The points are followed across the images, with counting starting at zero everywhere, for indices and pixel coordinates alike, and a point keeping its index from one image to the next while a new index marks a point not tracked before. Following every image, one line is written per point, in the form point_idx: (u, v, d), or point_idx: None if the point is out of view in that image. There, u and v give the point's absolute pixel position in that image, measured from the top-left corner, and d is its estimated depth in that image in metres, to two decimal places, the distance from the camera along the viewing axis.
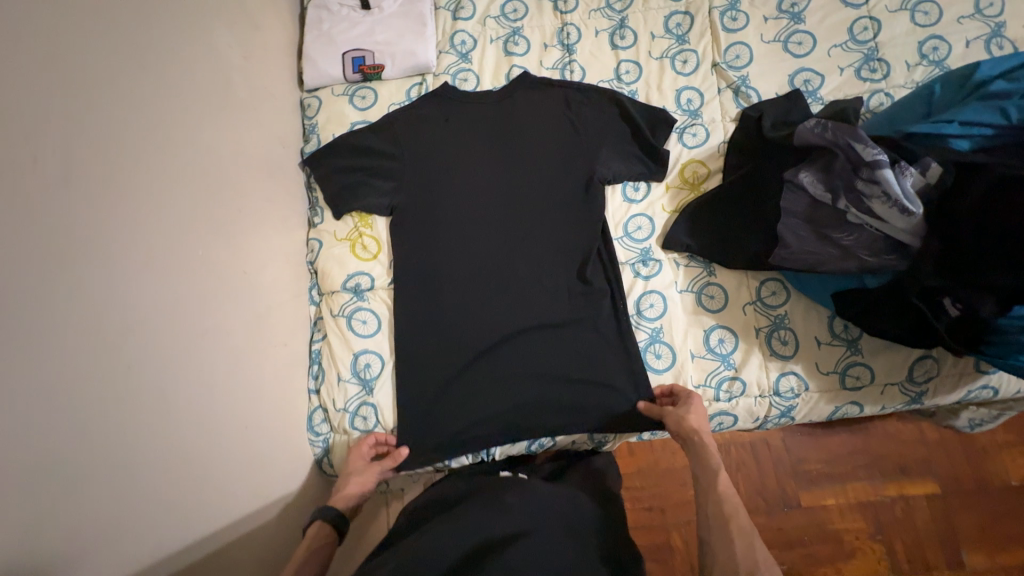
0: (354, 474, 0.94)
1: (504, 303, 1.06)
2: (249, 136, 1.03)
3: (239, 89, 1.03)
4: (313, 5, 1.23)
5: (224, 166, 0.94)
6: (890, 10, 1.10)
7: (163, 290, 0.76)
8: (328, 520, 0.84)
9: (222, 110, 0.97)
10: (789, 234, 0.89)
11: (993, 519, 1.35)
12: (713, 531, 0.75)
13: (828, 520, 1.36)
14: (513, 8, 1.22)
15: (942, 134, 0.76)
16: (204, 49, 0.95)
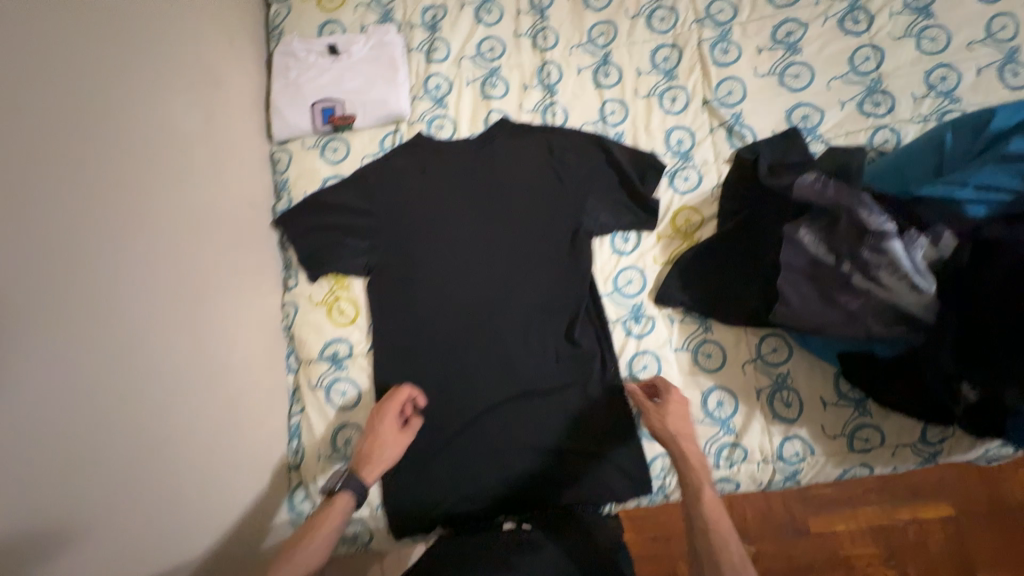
0: (381, 441, 0.89)
1: (491, 368, 1.00)
2: (215, 203, 0.97)
3: (203, 154, 0.97)
4: (279, 52, 1.17)
5: (187, 242, 0.89)
6: (893, 37, 1.03)
7: (119, 401, 0.71)
8: (354, 493, 0.83)
9: (182, 182, 0.91)
10: (791, 291, 0.82)
11: (1013, 541, 1.26)
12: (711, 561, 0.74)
13: (839, 546, 1.29)
14: (490, 46, 1.15)
15: (955, 197, 0.70)
16: (161, 119, 0.88)
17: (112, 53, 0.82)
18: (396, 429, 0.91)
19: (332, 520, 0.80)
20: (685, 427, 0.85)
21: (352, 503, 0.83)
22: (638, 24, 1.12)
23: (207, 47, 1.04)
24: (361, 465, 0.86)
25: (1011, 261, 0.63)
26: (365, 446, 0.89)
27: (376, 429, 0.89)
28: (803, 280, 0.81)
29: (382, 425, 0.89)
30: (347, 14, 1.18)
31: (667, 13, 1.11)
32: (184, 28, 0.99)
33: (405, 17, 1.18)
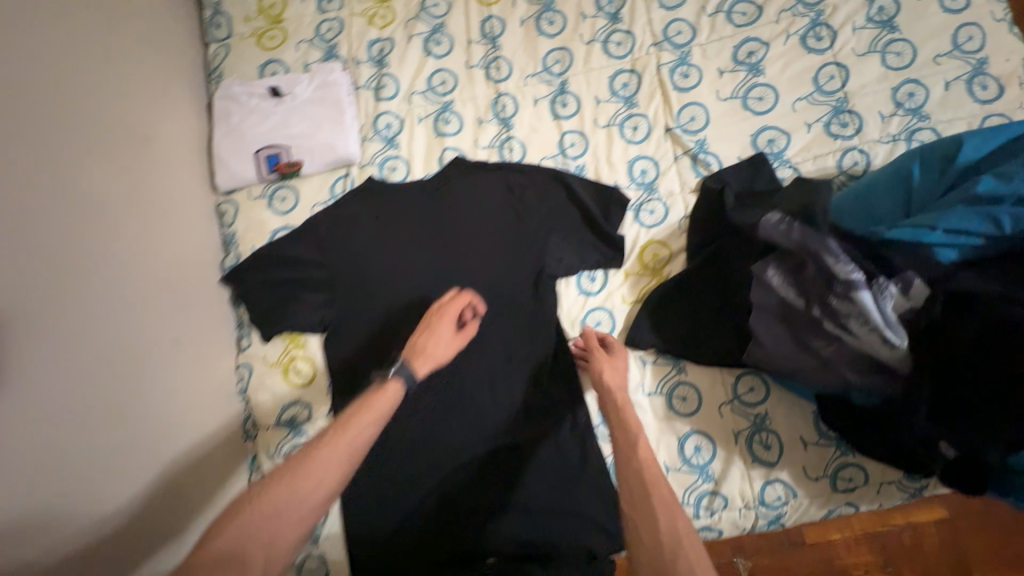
0: (436, 342, 0.77)
1: (458, 424, 0.95)
2: (154, 270, 0.91)
3: (136, 219, 0.90)
4: (219, 96, 1.10)
5: (120, 322, 0.82)
6: (858, 53, 0.99)
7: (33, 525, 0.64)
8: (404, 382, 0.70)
9: (113, 255, 0.84)
10: (762, 331, 0.80)
11: (1010, 540, 1.17)
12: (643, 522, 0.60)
13: (835, 556, 1.18)
14: (441, 80, 1.10)
15: (925, 241, 0.66)
16: (82, 192, 0.82)
17: (17, 122, 0.74)
18: (454, 332, 0.79)
19: (372, 415, 0.65)
20: (617, 378, 0.80)
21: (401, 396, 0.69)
22: (594, 49, 1.07)
23: (138, 100, 0.98)
24: (412, 361, 0.73)
25: (986, 314, 0.59)
26: (418, 341, 0.77)
27: (434, 329, 0.78)
28: (775, 322, 0.77)
29: (441, 328, 0.78)
30: (289, 52, 1.13)
31: (623, 36, 1.07)
32: (110, 83, 0.92)
33: (351, 53, 1.12)
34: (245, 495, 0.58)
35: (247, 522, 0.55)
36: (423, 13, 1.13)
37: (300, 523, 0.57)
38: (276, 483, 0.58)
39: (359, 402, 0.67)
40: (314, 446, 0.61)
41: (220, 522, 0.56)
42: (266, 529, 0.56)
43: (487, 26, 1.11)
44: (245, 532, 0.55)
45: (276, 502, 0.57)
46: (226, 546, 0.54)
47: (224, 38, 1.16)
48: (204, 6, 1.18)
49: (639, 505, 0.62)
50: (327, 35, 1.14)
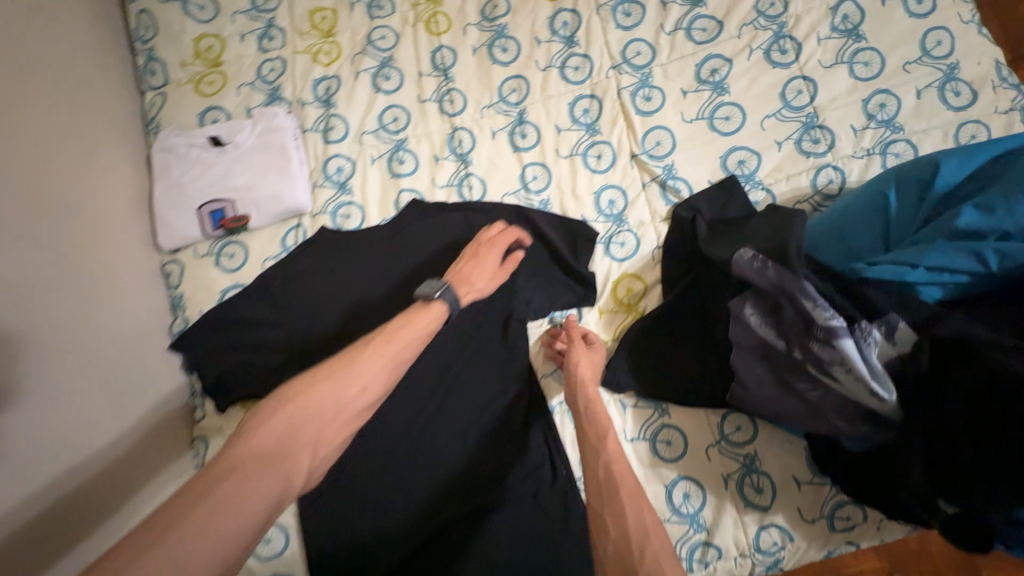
0: (484, 271, 0.84)
1: (432, 488, 0.88)
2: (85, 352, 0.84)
3: (62, 297, 0.83)
4: (157, 149, 1.04)
5: (43, 418, 0.75)
6: (825, 65, 0.95)
7: None
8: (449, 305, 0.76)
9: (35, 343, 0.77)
10: (745, 372, 0.74)
11: None
12: (614, 507, 0.62)
13: (841, 564, 1.08)
14: (393, 117, 1.04)
15: (907, 280, 0.61)
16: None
17: None
18: (497, 263, 0.86)
19: (416, 331, 0.70)
20: (588, 379, 0.82)
21: (442, 319, 0.75)
22: (552, 75, 1.02)
23: (64, 164, 0.90)
24: (459, 286, 0.80)
25: (980, 365, 0.54)
26: (466, 268, 0.83)
27: (482, 260, 0.84)
28: (756, 361, 0.72)
29: (489, 258, 0.85)
30: (230, 97, 1.06)
31: (581, 60, 1.01)
32: (27, 150, 0.85)
33: (296, 94, 1.06)
34: (289, 386, 0.58)
35: (300, 410, 0.56)
36: (370, 46, 1.08)
37: (347, 421, 0.60)
38: (319, 379, 0.59)
39: (400, 318, 0.71)
40: (358, 351, 0.65)
41: (261, 413, 0.55)
42: (315, 421, 0.57)
43: (439, 57, 1.06)
44: (298, 420, 0.56)
45: (325, 397, 0.58)
46: (274, 435, 0.54)
47: (160, 86, 1.09)
48: (137, 53, 1.11)
49: (608, 500, 0.63)
50: (269, 76, 1.08)
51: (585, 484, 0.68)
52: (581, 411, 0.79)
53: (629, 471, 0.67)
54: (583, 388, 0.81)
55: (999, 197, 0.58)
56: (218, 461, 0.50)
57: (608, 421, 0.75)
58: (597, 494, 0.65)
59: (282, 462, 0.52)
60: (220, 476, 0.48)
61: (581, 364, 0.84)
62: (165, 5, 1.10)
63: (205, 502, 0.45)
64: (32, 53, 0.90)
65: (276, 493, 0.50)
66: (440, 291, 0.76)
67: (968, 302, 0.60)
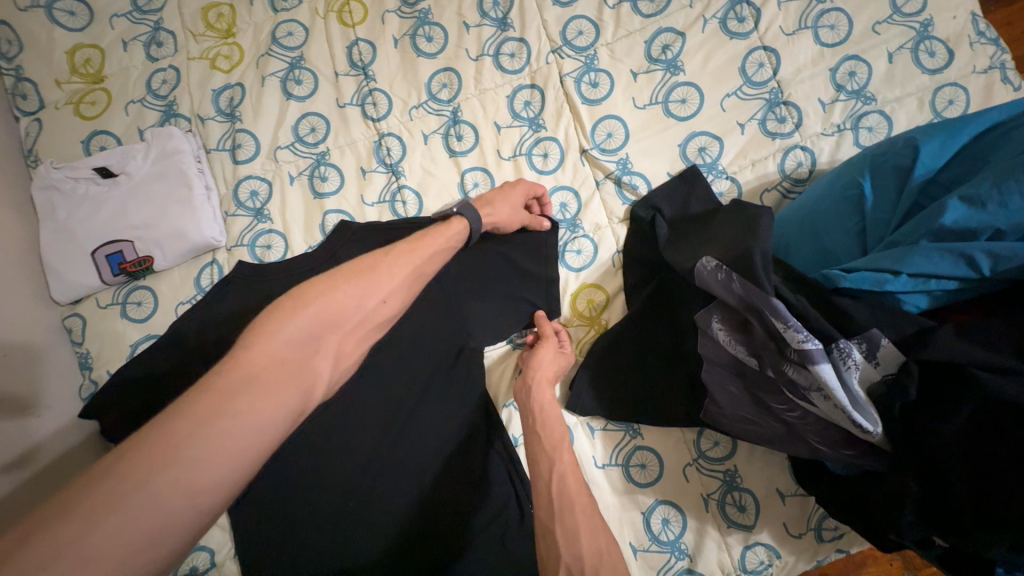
0: (507, 204, 0.79)
1: (392, 548, 0.77)
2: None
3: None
4: (37, 186, 0.89)
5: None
6: (787, 33, 0.85)
7: None
8: (470, 218, 0.72)
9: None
10: (715, 389, 0.67)
11: None
12: (568, 524, 0.57)
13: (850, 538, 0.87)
14: (310, 127, 0.91)
15: (888, 290, 0.54)
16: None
17: None
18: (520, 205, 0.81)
19: (434, 246, 0.67)
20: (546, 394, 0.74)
21: (461, 234, 0.71)
22: (485, 65, 0.89)
23: None
24: (481, 206, 0.76)
25: (981, 395, 0.46)
26: (488, 195, 0.79)
27: (507, 192, 0.79)
28: (729, 378, 0.65)
29: (516, 192, 0.80)
30: (117, 118, 0.92)
31: (517, 45, 0.89)
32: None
33: (195, 108, 0.92)
34: (302, 295, 0.53)
35: (320, 322, 0.52)
36: (275, 46, 0.93)
37: (364, 335, 0.58)
38: (340, 287, 0.55)
39: (415, 236, 0.67)
40: (375, 260, 0.60)
41: (281, 312, 0.51)
42: (334, 331, 0.54)
43: (355, 53, 0.92)
44: (319, 328, 0.52)
45: (345, 306, 0.55)
46: (294, 341, 0.50)
47: (34, 111, 0.93)
48: None
49: (562, 511, 0.58)
50: (161, 89, 0.93)
51: (534, 489, 0.62)
52: (536, 409, 0.72)
53: (584, 485, 0.61)
54: (542, 389, 0.74)
55: (988, 187, 0.50)
56: (240, 359, 0.47)
57: (564, 430, 0.68)
58: (546, 504, 0.60)
59: (303, 372, 0.49)
60: (241, 383, 0.44)
61: (540, 366, 0.77)
62: (25, 14, 0.93)
63: (231, 409, 0.42)
64: None
65: (297, 402, 0.48)
66: (461, 207, 0.73)
67: (953, 313, 0.54)
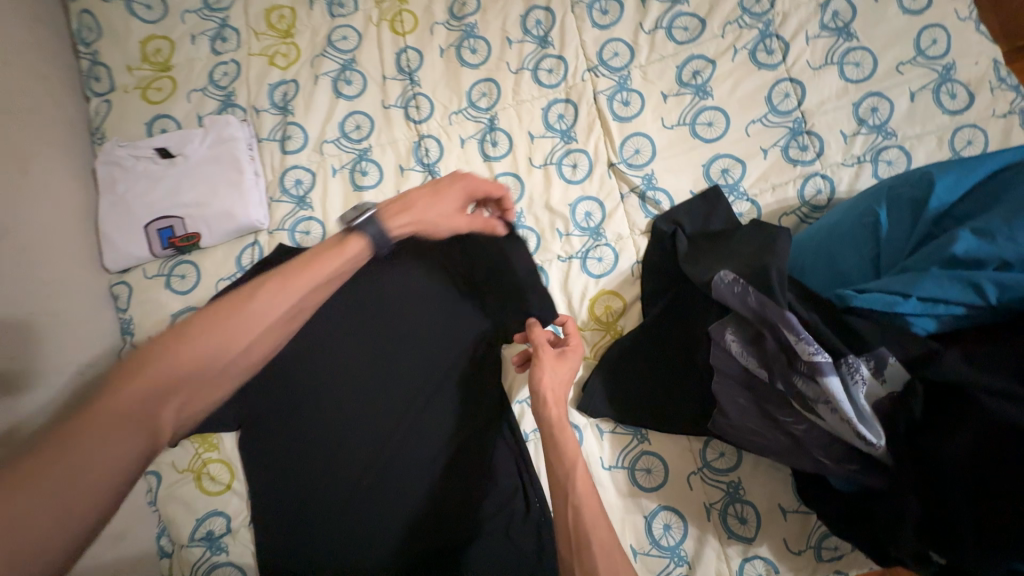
0: (438, 210, 0.71)
1: (399, 529, 0.81)
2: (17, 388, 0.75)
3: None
4: (101, 161, 0.96)
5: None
6: (814, 67, 0.89)
7: None
8: (370, 239, 0.65)
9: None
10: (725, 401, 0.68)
11: None
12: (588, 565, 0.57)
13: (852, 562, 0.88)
14: (355, 124, 0.97)
15: (898, 311, 0.56)
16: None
17: None
18: (459, 208, 0.74)
19: (318, 274, 0.61)
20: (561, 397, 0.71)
21: (361, 254, 0.65)
22: (524, 78, 0.95)
23: None
24: (399, 212, 0.69)
25: (983, 416, 0.49)
26: (414, 196, 0.71)
27: (442, 195, 0.72)
28: (738, 390, 0.66)
29: (449, 193, 0.73)
30: (179, 104, 0.99)
31: (555, 62, 0.95)
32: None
33: (251, 100, 0.99)
34: (151, 350, 0.52)
35: (174, 374, 0.51)
36: (330, 48, 1.00)
37: (229, 377, 0.57)
38: (192, 340, 0.53)
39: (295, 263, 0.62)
40: (242, 300, 0.57)
41: (130, 367, 0.51)
42: (189, 383, 0.53)
43: (403, 59, 0.98)
44: (165, 383, 0.51)
45: (202, 356, 0.53)
46: (139, 395, 0.50)
47: (105, 92, 1.01)
48: (80, 56, 1.03)
49: (580, 550, 0.59)
50: (222, 81, 1.00)
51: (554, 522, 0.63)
52: (545, 430, 0.68)
53: (601, 510, 0.62)
54: (545, 407, 0.69)
55: (999, 222, 0.53)
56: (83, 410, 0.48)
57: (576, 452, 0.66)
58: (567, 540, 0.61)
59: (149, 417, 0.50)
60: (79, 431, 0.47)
61: (539, 381, 0.71)
62: (108, 6, 1.02)
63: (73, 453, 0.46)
64: None
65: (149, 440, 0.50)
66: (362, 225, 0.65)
67: (961, 339, 0.56)
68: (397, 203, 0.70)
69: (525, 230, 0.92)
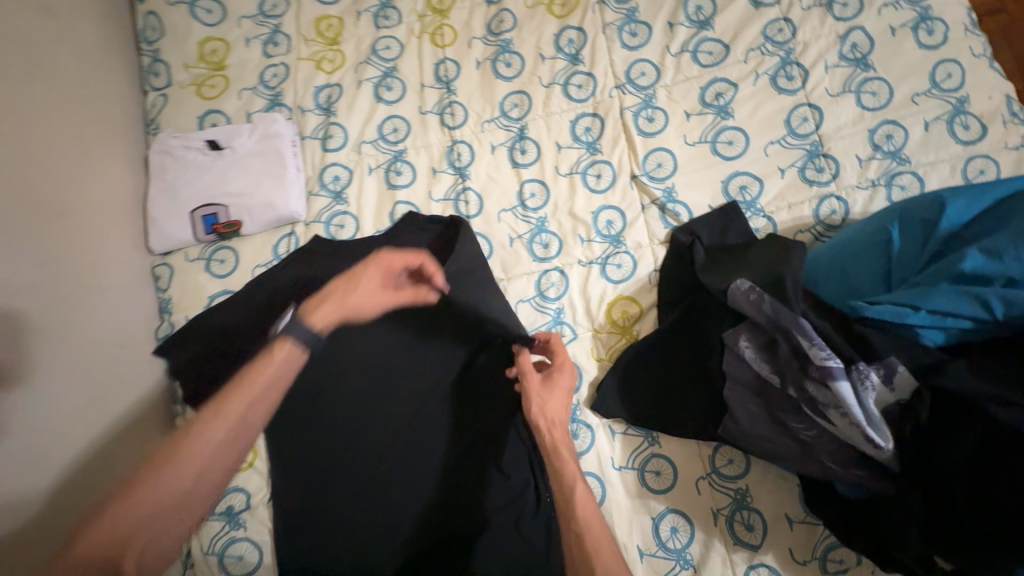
0: (355, 295, 0.69)
1: (415, 515, 0.85)
2: (84, 420, 0.82)
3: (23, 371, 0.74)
4: (154, 150, 1.03)
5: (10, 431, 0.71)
6: (832, 94, 0.94)
7: None
8: (294, 339, 0.65)
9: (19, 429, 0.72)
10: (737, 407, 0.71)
11: None
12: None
13: None
14: (393, 127, 1.03)
15: (908, 322, 0.59)
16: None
17: None
18: (381, 286, 0.72)
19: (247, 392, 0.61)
20: (563, 415, 0.76)
21: (292, 363, 0.65)
22: (554, 92, 1.01)
23: (54, 163, 0.88)
24: (321, 305, 0.68)
25: (983, 422, 0.52)
26: (335, 286, 0.70)
27: (358, 279, 0.70)
28: (749, 396, 0.69)
29: (367, 277, 0.70)
30: (230, 101, 1.06)
31: (585, 79, 1.00)
32: (9, 147, 0.81)
33: (297, 100, 1.06)
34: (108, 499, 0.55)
35: (130, 520, 0.54)
36: (373, 56, 1.07)
37: (191, 510, 0.59)
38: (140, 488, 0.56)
39: (225, 387, 0.62)
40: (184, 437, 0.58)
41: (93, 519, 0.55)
42: (145, 529, 0.55)
43: (441, 70, 1.05)
44: (119, 533, 0.54)
45: (154, 498, 0.56)
46: (100, 544, 0.53)
47: (162, 87, 1.09)
48: (142, 53, 1.11)
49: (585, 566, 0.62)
50: (272, 81, 1.07)
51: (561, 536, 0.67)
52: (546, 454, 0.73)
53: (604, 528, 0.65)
54: (545, 430, 0.74)
55: (1006, 243, 0.57)
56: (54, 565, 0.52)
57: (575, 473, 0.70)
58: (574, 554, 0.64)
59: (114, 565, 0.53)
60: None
61: (540, 404, 0.76)
62: (172, 9, 1.10)
63: None
64: (32, 51, 0.89)
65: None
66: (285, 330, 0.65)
67: (968, 352, 0.59)
68: (320, 298, 0.68)
69: (548, 234, 0.96)
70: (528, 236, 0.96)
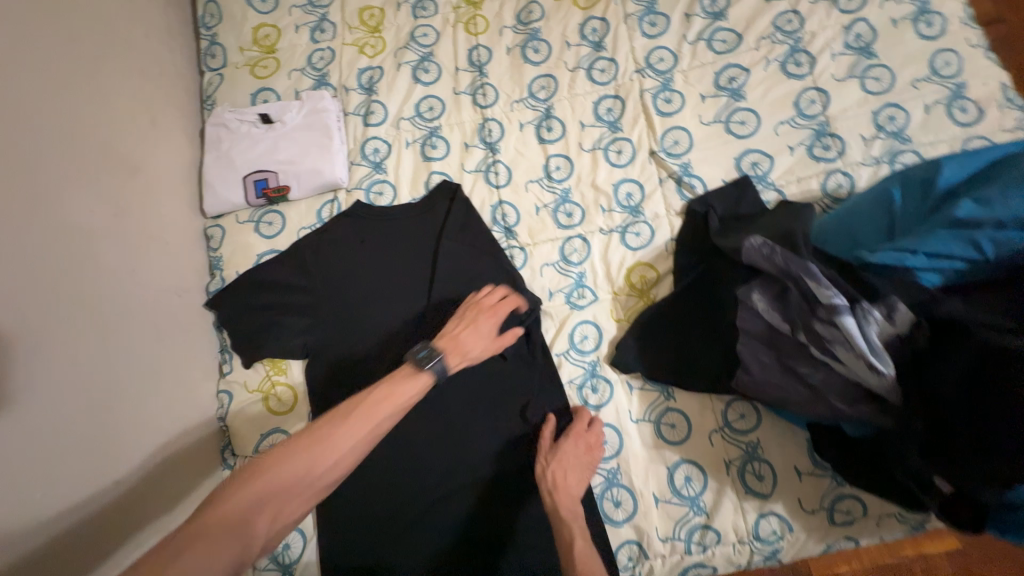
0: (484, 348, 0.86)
1: (443, 457, 0.91)
2: (154, 393, 0.89)
3: (112, 387, 0.82)
4: (211, 123, 1.13)
5: (89, 361, 0.79)
6: (837, 78, 1.01)
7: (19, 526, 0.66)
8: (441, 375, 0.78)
9: (110, 440, 0.80)
10: (749, 358, 0.76)
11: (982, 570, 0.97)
12: None
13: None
14: (429, 106, 1.12)
15: (908, 265, 0.67)
16: (56, 221, 0.80)
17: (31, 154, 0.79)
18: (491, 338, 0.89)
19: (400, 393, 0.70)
20: (571, 480, 0.81)
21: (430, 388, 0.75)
22: (579, 76, 1.09)
23: (127, 128, 0.98)
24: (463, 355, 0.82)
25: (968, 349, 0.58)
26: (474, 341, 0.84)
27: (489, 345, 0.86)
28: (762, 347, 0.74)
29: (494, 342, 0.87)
30: (280, 80, 1.16)
31: (607, 64, 1.09)
32: (91, 110, 0.91)
33: (342, 80, 1.15)
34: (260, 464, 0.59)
35: (274, 484, 0.58)
36: (412, 42, 1.16)
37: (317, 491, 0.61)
38: (298, 454, 0.60)
39: (381, 384, 0.71)
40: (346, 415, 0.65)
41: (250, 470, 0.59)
42: (292, 493, 0.58)
43: (475, 54, 1.14)
44: (274, 489, 0.57)
45: (313, 464, 0.60)
46: (248, 500, 0.56)
47: (218, 67, 1.19)
48: (200, 37, 1.21)
49: None
50: (319, 63, 1.17)
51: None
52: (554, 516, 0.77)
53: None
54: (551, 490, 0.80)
55: (996, 192, 0.63)
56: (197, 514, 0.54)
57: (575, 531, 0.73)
58: None
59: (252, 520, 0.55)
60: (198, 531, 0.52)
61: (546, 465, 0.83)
62: None
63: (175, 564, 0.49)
64: (111, 29, 1.00)
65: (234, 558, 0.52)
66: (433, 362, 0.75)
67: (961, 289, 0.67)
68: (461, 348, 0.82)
69: (571, 205, 1.04)
70: (554, 206, 1.04)
